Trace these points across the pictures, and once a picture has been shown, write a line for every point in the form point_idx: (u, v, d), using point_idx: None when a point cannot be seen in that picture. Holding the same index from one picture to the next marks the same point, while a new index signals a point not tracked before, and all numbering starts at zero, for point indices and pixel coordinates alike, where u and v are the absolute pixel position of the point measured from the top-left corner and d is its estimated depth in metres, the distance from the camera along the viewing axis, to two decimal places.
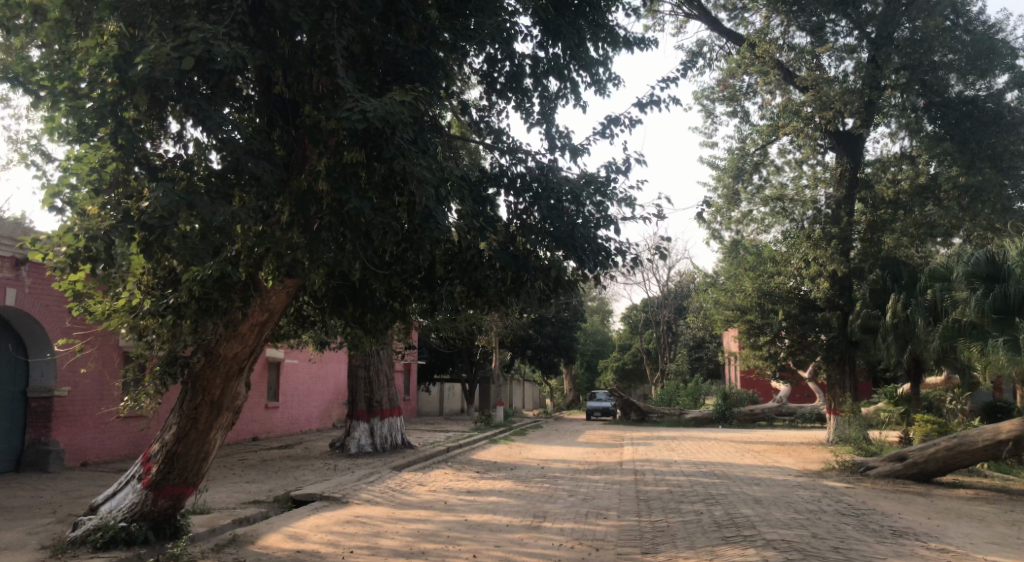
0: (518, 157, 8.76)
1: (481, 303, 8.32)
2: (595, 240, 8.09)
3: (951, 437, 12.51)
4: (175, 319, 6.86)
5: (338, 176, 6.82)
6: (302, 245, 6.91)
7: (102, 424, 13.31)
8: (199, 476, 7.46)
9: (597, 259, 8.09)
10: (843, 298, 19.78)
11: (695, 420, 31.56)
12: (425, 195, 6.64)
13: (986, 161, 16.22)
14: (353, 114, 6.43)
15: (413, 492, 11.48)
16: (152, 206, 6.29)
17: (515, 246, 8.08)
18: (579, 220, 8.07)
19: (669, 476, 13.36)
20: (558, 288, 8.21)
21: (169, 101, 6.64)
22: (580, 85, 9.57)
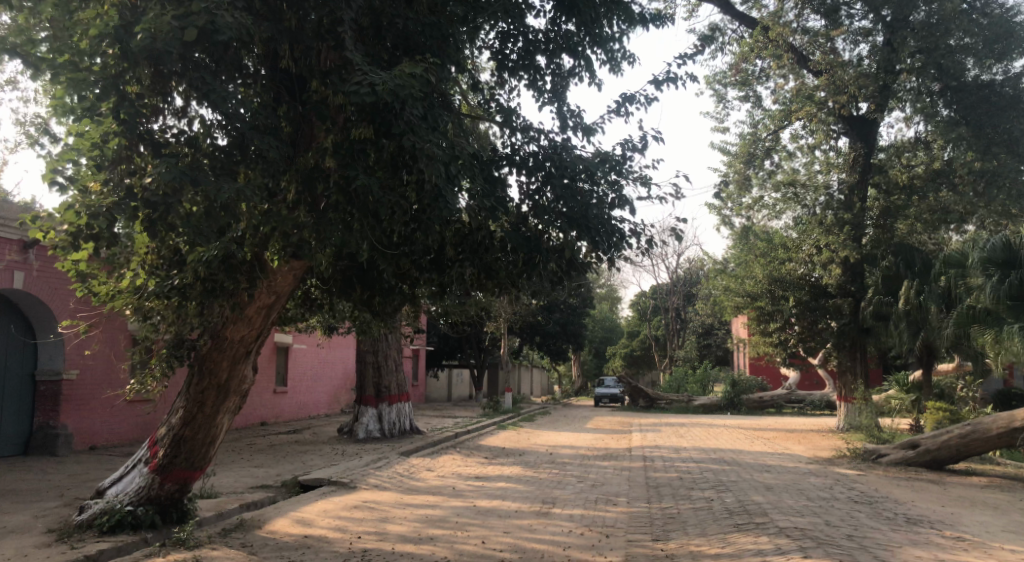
0: (530, 135, 8.62)
1: (492, 286, 8.19)
2: (609, 222, 8.00)
3: (964, 425, 12.37)
4: (180, 301, 6.97)
5: (345, 151, 6.77)
6: (308, 225, 6.76)
7: (110, 408, 13.33)
8: (206, 460, 7.40)
9: (610, 242, 8.02)
10: (855, 285, 19.64)
11: (703, 407, 31.48)
12: (435, 173, 6.53)
13: (1002, 147, 15.94)
14: (362, 88, 6.37)
15: (421, 477, 11.44)
16: (154, 182, 6.23)
17: (527, 226, 7.98)
18: (593, 201, 7.98)
19: (679, 462, 13.29)
20: (572, 270, 8.07)
21: (173, 75, 6.61)
22: (594, 62, 9.38)
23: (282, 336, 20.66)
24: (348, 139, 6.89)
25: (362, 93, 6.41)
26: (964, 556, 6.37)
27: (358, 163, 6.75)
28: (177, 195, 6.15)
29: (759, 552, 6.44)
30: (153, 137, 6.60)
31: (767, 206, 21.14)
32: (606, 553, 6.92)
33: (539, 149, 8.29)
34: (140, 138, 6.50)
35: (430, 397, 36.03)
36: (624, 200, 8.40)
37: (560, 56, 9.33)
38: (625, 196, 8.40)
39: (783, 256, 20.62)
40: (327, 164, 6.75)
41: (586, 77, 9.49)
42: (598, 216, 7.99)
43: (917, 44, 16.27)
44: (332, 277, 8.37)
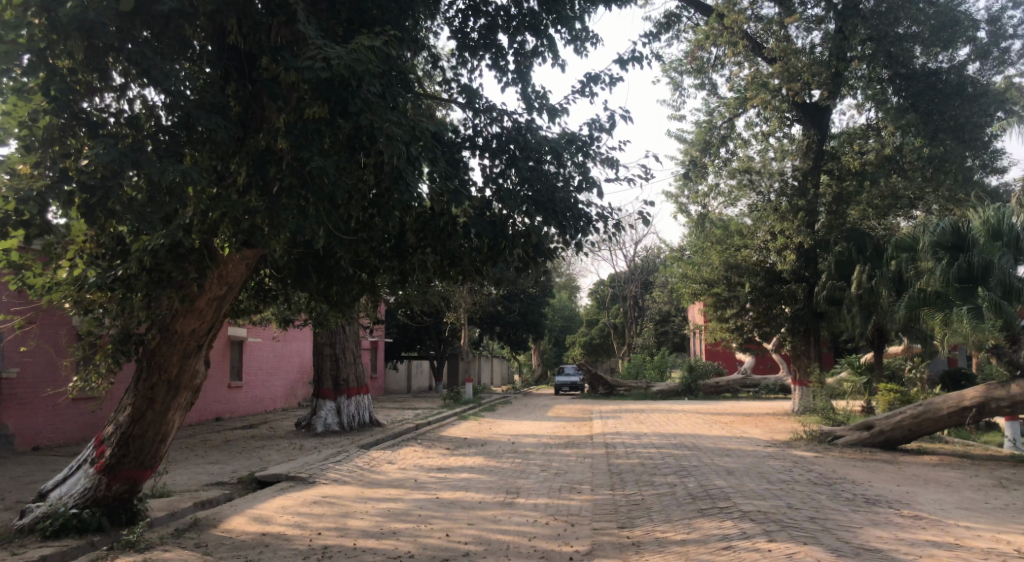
0: (493, 116, 8.47)
1: (456, 274, 8.06)
2: (575, 206, 7.89)
3: (917, 405, 12.62)
4: (124, 292, 6.58)
5: (298, 131, 6.44)
6: (260, 210, 6.44)
7: (53, 407, 12.82)
8: (156, 458, 7.11)
9: (577, 226, 7.90)
10: (809, 270, 20.07)
11: (662, 394, 31.80)
12: (394, 153, 6.32)
13: (948, 133, 16.24)
14: (317, 63, 6.10)
15: (382, 471, 11.24)
16: (91, 164, 5.98)
17: (491, 210, 7.81)
18: (559, 184, 7.86)
19: (641, 449, 13.33)
20: (538, 255, 7.83)
21: (109, 51, 6.33)
22: (557, 41, 9.23)
23: (235, 330, 20.11)
24: (301, 118, 6.56)
25: (316, 68, 6.13)
26: (923, 534, 6.44)
27: (313, 145, 6.44)
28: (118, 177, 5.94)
29: (725, 537, 6.42)
30: (88, 118, 6.27)
31: (722, 193, 21.31)
32: (572, 542, 6.84)
33: (503, 131, 8.19)
34: (75, 118, 6.18)
35: (389, 389, 35.69)
36: (591, 183, 8.30)
37: (522, 36, 9.17)
38: (592, 179, 8.30)
39: (739, 242, 20.83)
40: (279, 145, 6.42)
41: (549, 57, 9.35)
42: (564, 200, 7.87)
43: (868, 31, 16.43)
44: (286, 266, 8.08)
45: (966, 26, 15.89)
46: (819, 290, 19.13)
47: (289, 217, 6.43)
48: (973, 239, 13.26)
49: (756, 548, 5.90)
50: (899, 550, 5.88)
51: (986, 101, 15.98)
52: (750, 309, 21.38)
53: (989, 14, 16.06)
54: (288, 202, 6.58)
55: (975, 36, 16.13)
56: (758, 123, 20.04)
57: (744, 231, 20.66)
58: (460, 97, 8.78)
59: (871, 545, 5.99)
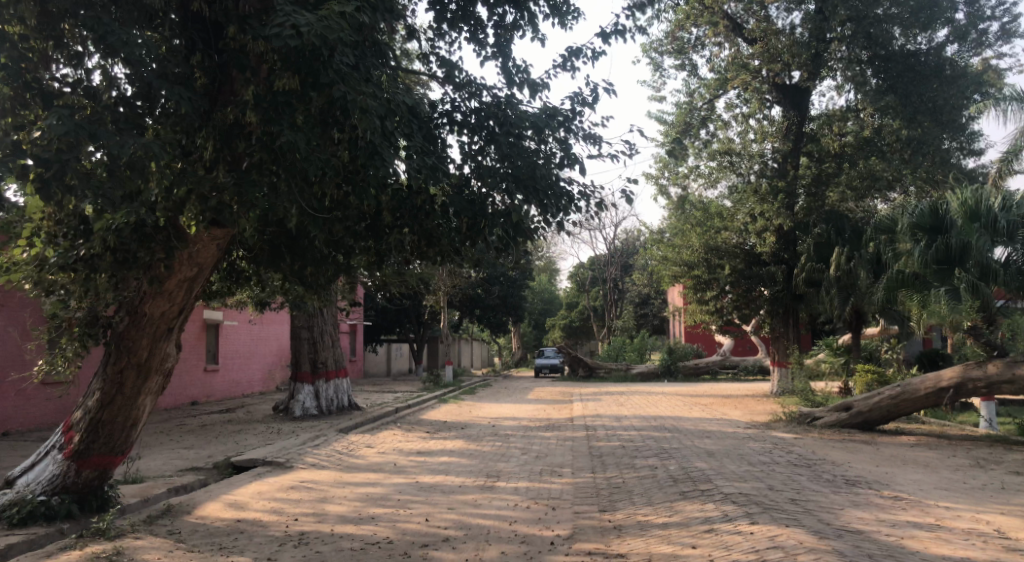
0: (472, 90, 8.28)
1: (433, 253, 7.96)
2: (556, 184, 7.75)
3: (894, 386, 12.70)
4: (87, 273, 6.72)
5: (268, 103, 6.28)
6: (229, 185, 6.25)
7: (17, 391, 12.43)
8: (127, 444, 6.93)
9: (558, 205, 7.76)
10: (788, 252, 20.09)
11: (641, 376, 31.91)
12: (369, 126, 6.14)
13: (927, 115, 16.39)
14: (284, 29, 5.89)
15: (361, 455, 11.11)
16: (44, 135, 5.73)
17: (470, 188, 7.66)
18: (540, 161, 7.71)
19: (621, 431, 13.32)
20: (519, 238, 7.49)
21: (65, 17, 6.12)
22: (537, 14, 9.06)
23: (211, 313, 19.80)
24: (271, 91, 6.41)
25: (284, 35, 5.92)
26: (904, 515, 6.44)
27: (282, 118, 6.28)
28: (74, 150, 5.67)
29: (707, 520, 6.38)
30: (43, 87, 6.05)
31: (702, 175, 21.28)
32: (553, 526, 6.77)
33: (482, 106, 8.05)
34: (27, 87, 5.95)
35: (369, 372, 35.49)
36: (573, 160, 8.15)
37: (502, 8, 8.98)
38: (574, 155, 8.16)
39: (719, 224, 20.84)
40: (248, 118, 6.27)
41: (529, 30, 9.17)
42: (545, 178, 7.73)
43: (847, 12, 16.50)
44: (259, 245, 7.89)
45: (946, 7, 16.12)
46: (798, 272, 19.17)
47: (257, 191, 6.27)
48: (952, 220, 13.25)
49: (739, 531, 5.87)
50: (881, 531, 5.87)
51: (964, 82, 16.25)
52: (730, 291, 21.41)
53: None
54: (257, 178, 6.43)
55: (954, 18, 16.19)
56: (739, 104, 19.99)
57: (725, 213, 20.68)
58: (438, 73, 8.64)
59: (853, 527, 5.98)
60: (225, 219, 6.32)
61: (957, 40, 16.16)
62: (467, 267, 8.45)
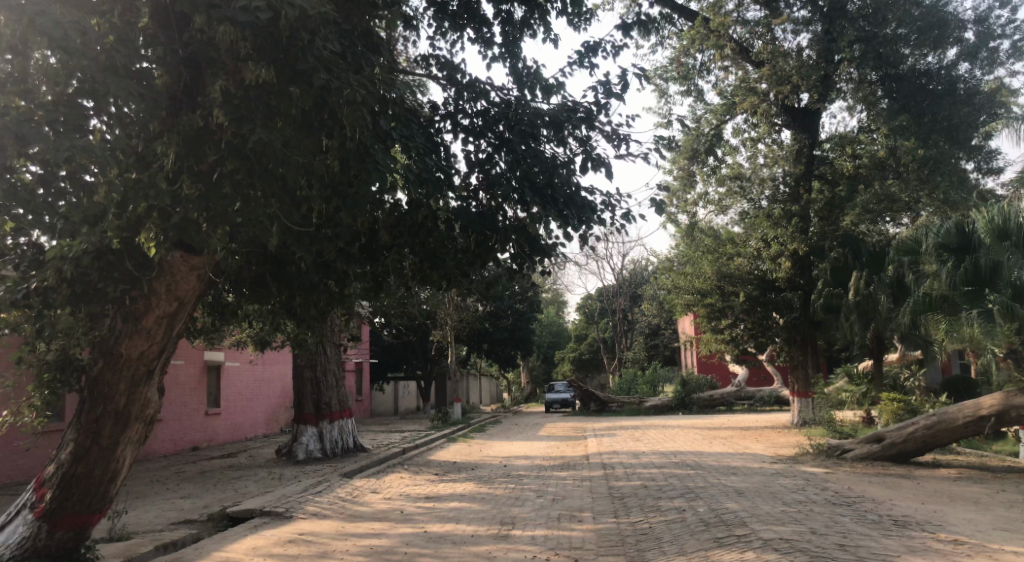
0: (477, 89, 8.04)
1: (437, 278, 7.73)
2: (578, 194, 7.39)
3: (930, 415, 11.94)
4: (43, 308, 6.33)
5: (239, 100, 5.92)
6: (193, 198, 5.72)
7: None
8: (105, 500, 6.32)
9: (580, 216, 7.37)
10: (804, 278, 19.46)
11: (655, 409, 31.06)
12: (355, 119, 6.00)
13: (941, 134, 15.55)
14: (255, 2, 5.71)
15: (365, 502, 10.43)
16: None
17: (477, 201, 7.45)
18: (559, 167, 7.39)
19: (641, 469, 12.62)
20: (533, 251, 7.45)
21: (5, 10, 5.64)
22: (548, 11, 8.73)
23: (212, 354, 19.27)
24: (241, 87, 5.99)
25: (252, 9, 5.75)
26: None
27: (256, 117, 5.94)
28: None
29: None
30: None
31: (711, 201, 20.83)
32: None
33: (492, 107, 7.80)
34: None
35: (376, 411, 34.81)
36: (595, 163, 8.06)
37: (509, 3, 8.67)
38: (598, 158, 8.12)
39: (731, 251, 20.37)
40: (214, 114, 5.76)
41: (540, 28, 8.81)
42: (564, 187, 7.40)
43: (856, 33, 15.91)
44: (242, 277, 7.82)
45: (955, 27, 15.22)
46: (815, 298, 18.53)
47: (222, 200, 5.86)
48: (980, 239, 12.66)
49: None
50: None
51: (979, 100, 15.16)
52: (744, 319, 20.89)
53: (976, 14, 15.62)
54: (228, 190, 6.07)
55: (962, 37, 15.33)
56: (747, 128, 19.62)
57: (736, 239, 20.26)
58: (444, 76, 8.40)
59: None
60: (190, 237, 5.85)
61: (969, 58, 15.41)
62: (479, 291, 8.33)
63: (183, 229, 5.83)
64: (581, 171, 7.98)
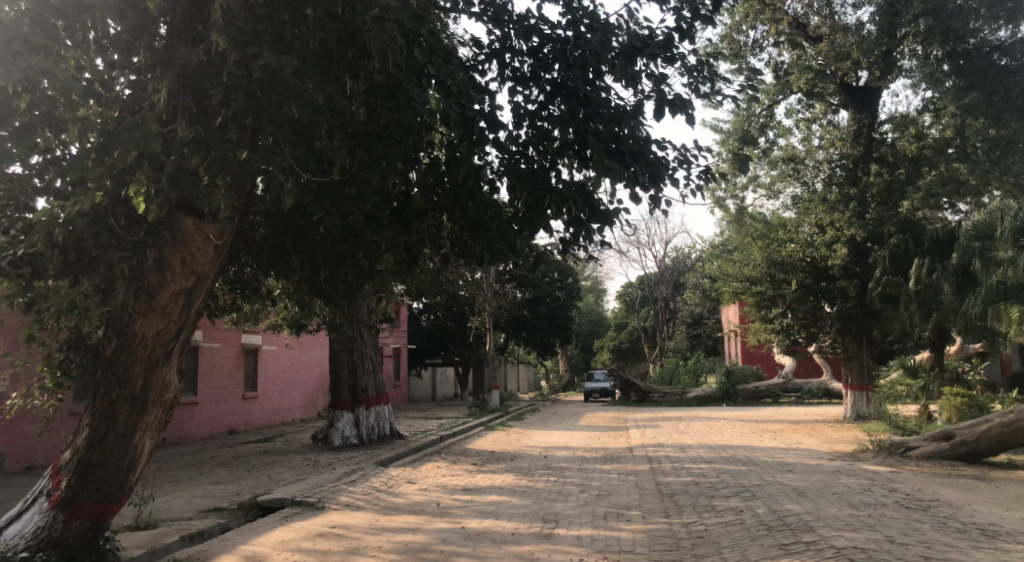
0: (528, 27, 7.50)
1: (480, 248, 7.35)
2: (646, 152, 6.84)
3: (1006, 413, 11.03)
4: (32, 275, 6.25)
5: (243, 23, 5.67)
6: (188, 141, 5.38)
7: None
8: (124, 489, 5.98)
9: (652, 175, 6.78)
10: (860, 266, 18.48)
11: (697, 400, 30.22)
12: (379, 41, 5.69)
13: (1014, 113, 14.34)
14: None
15: (400, 492, 9.97)
16: None
17: (527, 158, 7.10)
18: (624, 116, 6.80)
19: (689, 463, 11.96)
20: (594, 218, 6.94)
21: None
22: None
23: (250, 337, 19.08)
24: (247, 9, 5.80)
25: None
26: None
27: (261, 43, 5.71)
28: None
29: None
30: None
31: (761, 186, 19.92)
32: None
33: (546, 44, 7.28)
34: None
35: (413, 398, 34.58)
36: (673, 107, 7.26)
37: None
38: (677, 101, 7.27)
39: (783, 236, 19.36)
40: (216, 38, 5.48)
41: None
42: (631, 141, 6.82)
43: (922, 5, 15.05)
44: (262, 249, 7.67)
45: None
46: (871, 287, 17.51)
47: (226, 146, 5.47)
48: None
49: None
50: None
51: None
52: (796, 308, 19.88)
53: None
54: (234, 135, 5.86)
55: None
56: (801, 109, 18.53)
57: (788, 224, 19.32)
58: (490, 17, 7.73)
59: None
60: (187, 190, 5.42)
61: None
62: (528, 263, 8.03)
63: (178, 178, 5.48)
64: (654, 118, 7.23)
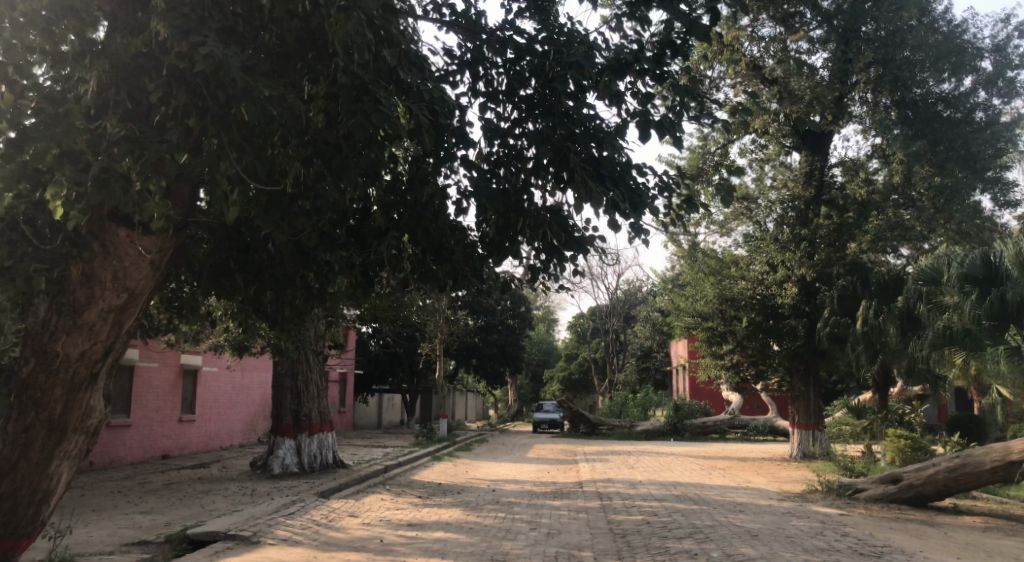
0: (502, 40, 7.34)
1: (443, 272, 7.10)
2: (627, 178, 6.63)
3: (953, 457, 11.11)
4: None
5: (188, 13, 5.35)
6: (119, 139, 5.02)
7: None
8: (35, 523, 5.56)
9: (634, 202, 6.56)
10: (810, 305, 18.68)
11: (645, 433, 30.18)
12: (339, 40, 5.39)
13: (958, 163, 14.73)
14: None
15: (342, 527, 9.48)
16: None
17: (498, 178, 6.94)
18: (606, 138, 6.58)
19: (640, 501, 11.73)
20: (569, 245, 6.76)
21: None
22: None
23: (190, 358, 18.29)
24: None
25: None
26: None
27: (207, 31, 5.41)
28: None
29: None
30: None
31: (714, 223, 20.11)
32: None
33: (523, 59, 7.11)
34: None
35: (358, 425, 33.75)
36: (662, 127, 6.98)
37: None
38: (664, 121, 6.98)
39: (735, 273, 19.51)
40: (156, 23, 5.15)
41: None
42: (611, 165, 6.61)
43: (872, 54, 15.17)
44: (204, 265, 7.31)
45: (973, 54, 14.78)
46: (821, 327, 17.55)
47: (162, 146, 5.13)
48: (1009, 270, 11.86)
49: None
50: None
51: (997, 131, 14.57)
52: (746, 345, 19.86)
53: (994, 41, 14.91)
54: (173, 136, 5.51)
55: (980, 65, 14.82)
56: (755, 149, 18.81)
57: (739, 262, 19.50)
58: (462, 29, 7.62)
59: None
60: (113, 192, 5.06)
61: (985, 87, 14.67)
62: (490, 294, 7.84)
63: (105, 182, 5.11)
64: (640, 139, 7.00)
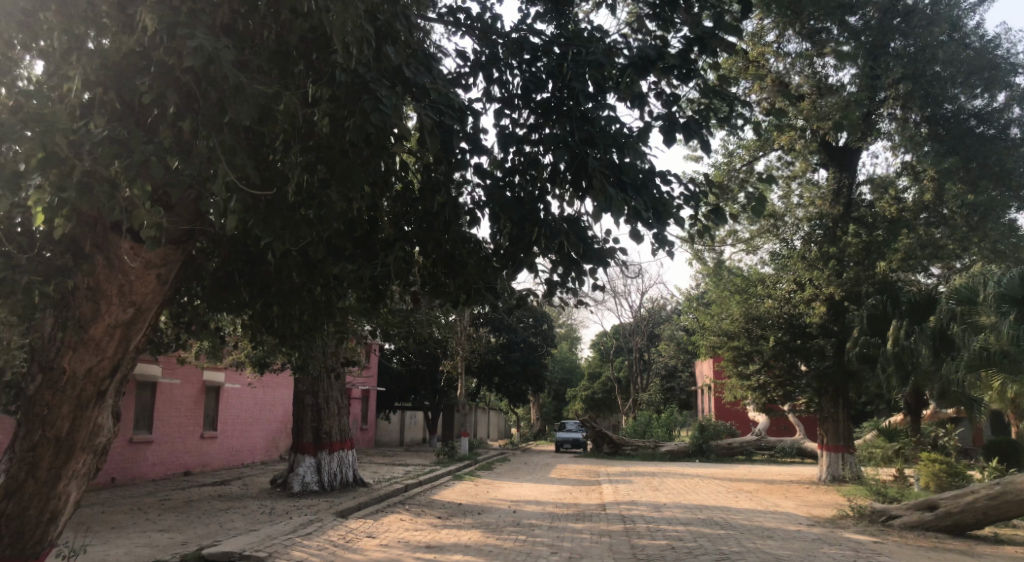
0: (517, 44, 7.23)
1: (455, 285, 6.97)
2: (649, 188, 6.43)
3: (993, 485, 10.66)
4: None
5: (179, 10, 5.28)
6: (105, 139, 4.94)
7: None
8: (44, 544, 5.47)
9: (657, 211, 6.34)
10: (839, 324, 18.25)
11: (670, 454, 29.73)
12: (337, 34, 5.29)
13: (992, 180, 14.33)
14: None
15: (359, 548, 9.31)
16: None
17: (513, 186, 6.77)
18: (627, 143, 6.39)
19: (664, 525, 11.42)
20: (587, 256, 6.57)
21: None
22: None
23: (212, 374, 18.32)
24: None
25: None
26: None
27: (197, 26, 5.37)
28: None
29: None
30: None
31: (740, 241, 19.79)
32: None
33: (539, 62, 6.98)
34: None
35: (380, 443, 33.64)
36: (686, 132, 6.78)
37: None
38: (689, 126, 6.78)
39: (761, 292, 19.19)
40: (143, 17, 5.14)
41: None
42: (632, 172, 6.42)
43: (900, 69, 14.70)
44: (211, 277, 7.27)
45: (1006, 70, 14.46)
46: (850, 347, 17.12)
47: (149, 146, 5.10)
48: None
49: None
50: None
51: None
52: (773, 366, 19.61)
53: None
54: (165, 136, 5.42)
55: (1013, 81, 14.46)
56: (781, 166, 18.49)
57: (765, 280, 19.17)
58: (477, 34, 7.53)
59: None
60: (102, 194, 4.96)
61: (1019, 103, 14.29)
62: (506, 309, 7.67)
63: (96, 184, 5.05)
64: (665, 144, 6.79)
